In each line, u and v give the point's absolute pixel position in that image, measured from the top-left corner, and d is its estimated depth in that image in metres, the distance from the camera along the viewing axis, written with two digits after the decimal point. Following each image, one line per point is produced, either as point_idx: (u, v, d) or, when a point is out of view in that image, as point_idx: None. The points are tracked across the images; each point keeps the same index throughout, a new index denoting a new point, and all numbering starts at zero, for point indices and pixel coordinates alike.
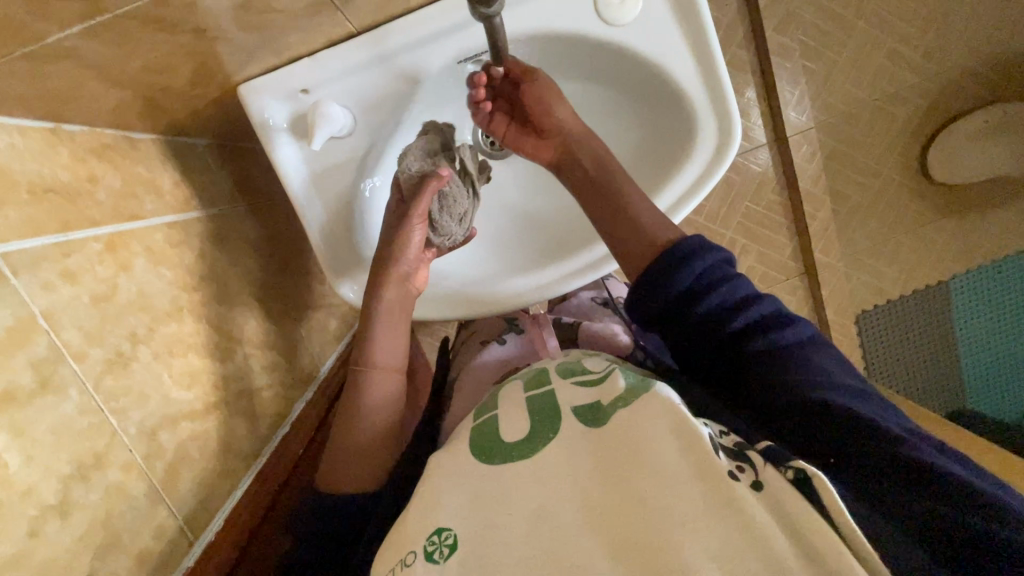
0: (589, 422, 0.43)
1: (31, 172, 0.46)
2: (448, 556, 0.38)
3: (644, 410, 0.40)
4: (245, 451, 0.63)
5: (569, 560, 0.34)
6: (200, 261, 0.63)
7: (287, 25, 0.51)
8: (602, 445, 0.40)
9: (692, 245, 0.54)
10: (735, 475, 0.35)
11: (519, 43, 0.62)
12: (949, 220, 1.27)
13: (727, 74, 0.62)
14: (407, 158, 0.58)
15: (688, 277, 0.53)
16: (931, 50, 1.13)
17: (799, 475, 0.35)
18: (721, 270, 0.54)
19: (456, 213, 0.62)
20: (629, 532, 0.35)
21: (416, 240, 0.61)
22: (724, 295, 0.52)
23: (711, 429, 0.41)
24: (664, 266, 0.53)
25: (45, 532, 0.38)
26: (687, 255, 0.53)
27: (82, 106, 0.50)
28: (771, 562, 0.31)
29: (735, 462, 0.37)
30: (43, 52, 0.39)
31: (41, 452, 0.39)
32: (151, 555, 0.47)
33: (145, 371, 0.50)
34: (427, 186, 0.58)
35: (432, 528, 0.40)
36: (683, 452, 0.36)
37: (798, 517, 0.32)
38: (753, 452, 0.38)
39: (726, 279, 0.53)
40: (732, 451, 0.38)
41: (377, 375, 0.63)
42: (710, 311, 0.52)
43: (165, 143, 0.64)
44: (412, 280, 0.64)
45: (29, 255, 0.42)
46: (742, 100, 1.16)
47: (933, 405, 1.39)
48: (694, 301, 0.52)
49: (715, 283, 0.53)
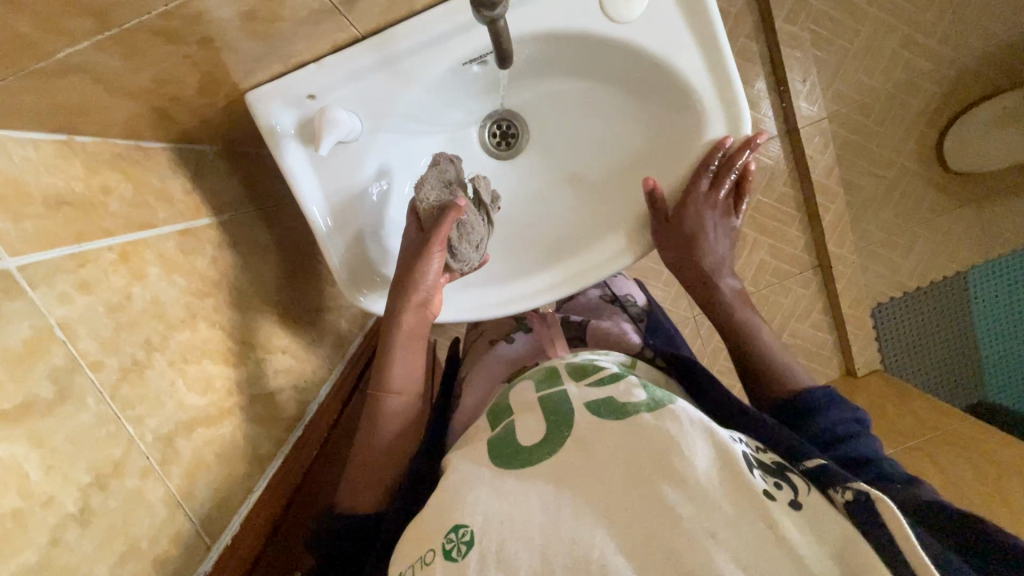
0: (604, 417, 0.42)
1: (45, 184, 0.47)
2: (466, 553, 0.38)
3: (670, 419, 0.40)
4: (261, 454, 0.64)
5: (586, 554, 0.35)
6: (212, 267, 0.64)
7: (292, 32, 0.51)
8: (624, 447, 0.39)
9: (825, 395, 0.60)
10: (771, 494, 0.36)
11: (522, 44, 0.62)
12: (968, 210, 1.24)
13: (736, 70, 0.61)
14: (424, 188, 0.60)
15: (824, 424, 0.57)
16: (945, 37, 1.11)
17: (859, 495, 0.38)
18: (850, 424, 0.57)
19: (473, 240, 0.63)
20: (656, 540, 0.35)
21: (435, 267, 0.61)
22: (855, 445, 0.55)
23: (749, 446, 0.42)
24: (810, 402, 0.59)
25: (66, 540, 0.39)
26: (823, 403, 0.59)
27: (92, 118, 0.50)
28: (797, 562, 0.33)
29: (775, 479, 0.38)
30: (52, 68, 0.40)
31: (60, 463, 0.39)
32: (169, 560, 0.48)
33: (161, 378, 0.51)
34: (447, 215, 0.59)
35: (450, 524, 0.40)
36: (714, 467, 0.37)
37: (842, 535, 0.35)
38: (792, 473, 0.40)
39: (854, 432, 0.56)
40: (771, 467, 0.40)
41: (392, 401, 0.64)
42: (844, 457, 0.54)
43: (174, 151, 0.65)
44: (429, 306, 0.63)
45: (44, 266, 0.43)
46: (753, 92, 1.15)
47: (957, 400, 1.34)
48: (831, 444, 0.56)
49: (847, 434, 0.56)
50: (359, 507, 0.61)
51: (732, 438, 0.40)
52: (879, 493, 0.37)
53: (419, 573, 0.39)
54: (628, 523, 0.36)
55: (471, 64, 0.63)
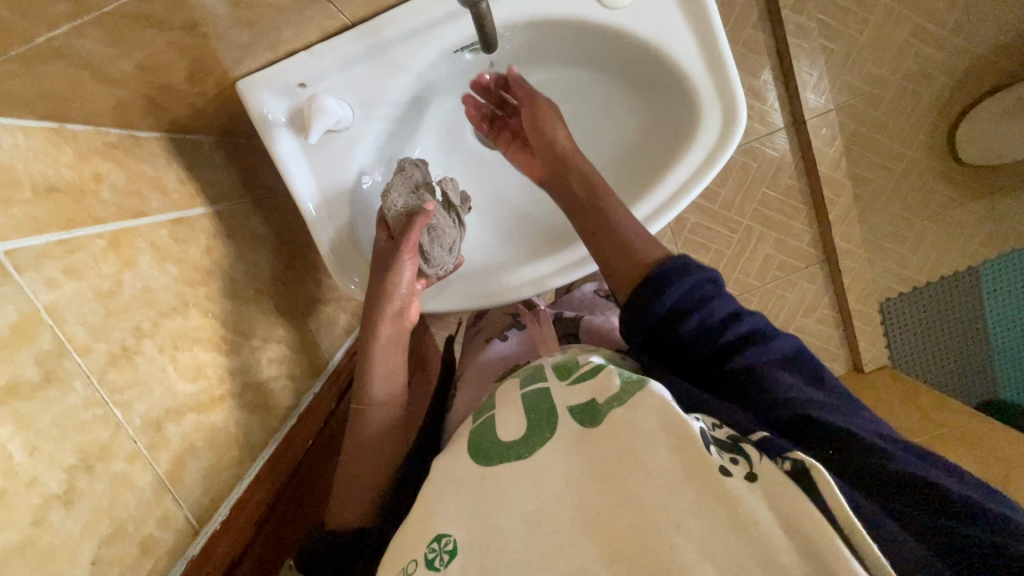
0: (585, 424, 0.41)
1: (35, 171, 0.47)
2: (448, 563, 0.36)
3: (641, 410, 0.38)
4: (253, 442, 0.65)
5: (567, 566, 0.33)
6: (206, 256, 0.64)
7: (278, 20, 0.51)
8: (596, 448, 0.38)
9: (677, 263, 0.51)
10: (727, 470, 0.33)
11: (512, 30, 0.61)
12: (980, 203, 1.22)
13: (732, 57, 0.60)
14: (391, 195, 0.61)
15: (674, 301, 0.50)
16: (958, 25, 1.09)
17: (797, 466, 0.33)
18: (704, 287, 0.51)
19: (445, 242, 0.64)
20: (624, 542, 0.33)
21: (408, 274, 0.61)
22: (707, 312, 0.50)
23: (703, 422, 0.38)
24: (649, 285, 0.50)
25: (50, 520, 0.39)
26: (672, 273, 0.51)
27: (82, 106, 0.51)
28: (765, 562, 0.29)
29: (730, 454, 0.35)
30: (35, 53, 0.40)
31: (45, 444, 0.40)
32: (157, 543, 0.48)
33: (150, 364, 0.51)
34: (416, 220, 0.59)
35: (433, 534, 0.38)
36: (674, 453, 0.35)
37: (798, 509, 0.30)
38: (748, 443, 0.36)
39: (707, 298, 0.50)
40: (726, 442, 0.36)
41: (374, 414, 0.61)
42: (694, 331, 0.49)
43: (169, 141, 0.65)
44: (405, 314, 0.64)
45: (33, 252, 0.43)
46: (757, 82, 1.13)
47: (966, 397, 1.33)
48: (680, 320, 0.49)
49: (699, 301, 0.50)
50: (343, 526, 0.58)
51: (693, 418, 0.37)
52: (815, 462, 0.32)
53: None
54: (603, 529, 0.34)
55: (464, 52, 0.62)
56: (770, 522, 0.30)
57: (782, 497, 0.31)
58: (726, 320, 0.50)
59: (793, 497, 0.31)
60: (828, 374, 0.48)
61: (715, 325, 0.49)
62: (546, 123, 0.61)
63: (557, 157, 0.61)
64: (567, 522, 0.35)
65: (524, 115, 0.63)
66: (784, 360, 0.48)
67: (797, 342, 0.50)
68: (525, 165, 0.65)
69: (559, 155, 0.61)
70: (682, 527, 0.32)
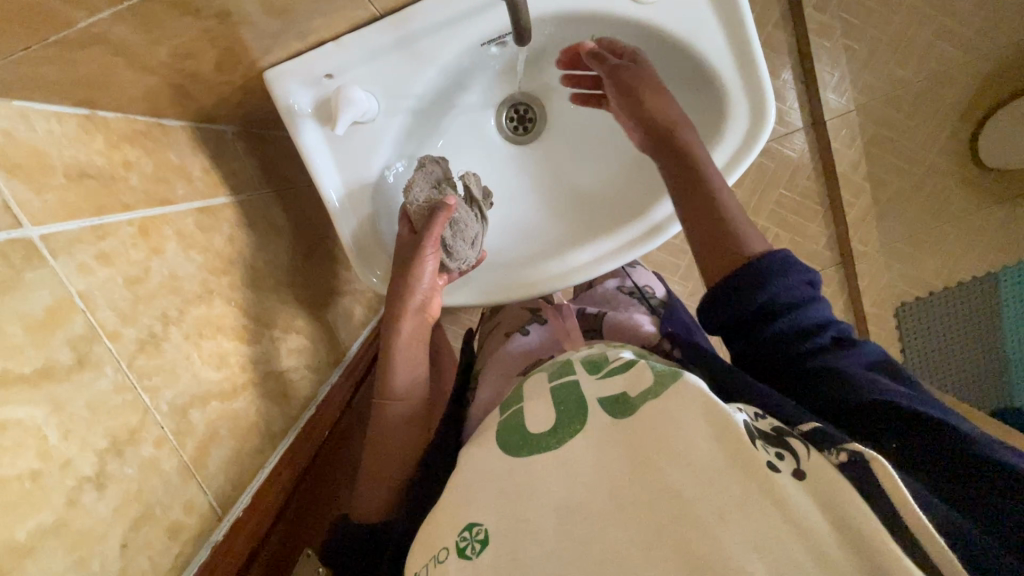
0: (615, 416, 0.40)
1: (67, 157, 0.48)
2: (480, 552, 0.37)
3: (674, 402, 0.37)
4: (273, 431, 0.65)
5: (604, 555, 0.33)
6: (229, 245, 0.65)
7: (310, 9, 0.51)
8: (628, 442, 0.38)
9: (778, 258, 0.51)
10: (775, 467, 0.32)
11: (539, 24, 0.61)
12: (1001, 208, 1.20)
13: (761, 53, 0.59)
14: (413, 190, 0.60)
15: (770, 295, 0.50)
16: (985, 26, 1.06)
17: (854, 458, 0.32)
18: (802, 290, 0.51)
19: (468, 236, 0.63)
20: (656, 535, 0.33)
21: (431, 268, 0.60)
22: (801, 314, 0.50)
23: (744, 413, 0.38)
24: (745, 277, 0.51)
25: (83, 503, 0.40)
26: (772, 269, 0.51)
27: (114, 93, 0.51)
28: (819, 558, 0.29)
29: (775, 449, 0.34)
30: (74, 37, 0.40)
31: (78, 427, 0.40)
32: (182, 528, 0.49)
33: (176, 351, 0.52)
34: (437, 215, 0.58)
35: (463, 524, 0.39)
36: (719, 444, 0.34)
37: (849, 509, 0.30)
38: (794, 438, 0.36)
39: (804, 299, 0.51)
40: (768, 435, 0.36)
41: (397, 408, 0.62)
42: (787, 329, 0.50)
43: (195, 129, 0.66)
44: (427, 310, 0.63)
45: (66, 237, 0.44)
46: (777, 82, 1.11)
47: (976, 403, 1.31)
48: (772, 319, 0.50)
49: (793, 303, 0.51)
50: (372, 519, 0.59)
51: (734, 410, 0.37)
52: (875, 454, 0.32)
53: (432, 572, 0.38)
54: (635, 524, 0.34)
55: (490, 45, 0.62)
56: (817, 518, 0.30)
57: (836, 496, 0.31)
58: (815, 327, 0.50)
59: (844, 494, 0.31)
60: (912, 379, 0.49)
61: (807, 327, 0.50)
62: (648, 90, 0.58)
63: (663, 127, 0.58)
64: (600, 512, 0.35)
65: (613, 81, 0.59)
66: (870, 363, 0.49)
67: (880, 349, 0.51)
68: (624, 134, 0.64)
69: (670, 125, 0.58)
70: (722, 521, 0.31)
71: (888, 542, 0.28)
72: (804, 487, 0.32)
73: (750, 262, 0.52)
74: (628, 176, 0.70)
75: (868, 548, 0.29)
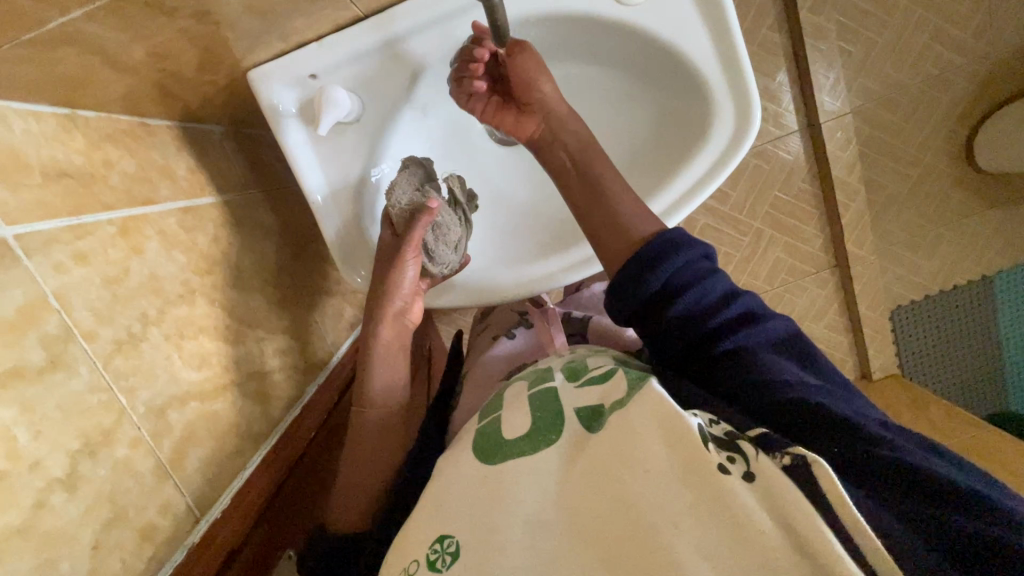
0: (590, 427, 0.41)
1: (45, 157, 0.47)
2: (450, 564, 0.36)
3: (636, 408, 0.37)
4: (256, 431, 0.65)
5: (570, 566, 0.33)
6: (213, 245, 0.64)
7: (291, 10, 0.51)
8: (594, 449, 0.38)
9: (671, 239, 0.51)
10: (725, 468, 0.32)
11: (524, 26, 0.61)
12: (996, 211, 1.19)
13: (746, 55, 0.59)
14: (395, 192, 0.59)
15: (662, 276, 0.50)
16: (980, 29, 1.06)
17: (797, 460, 0.32)
18: (699, 266, 0.50)
19: (450, 241, 0.62)
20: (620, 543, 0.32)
21: (411, 273, 0.60)
22: (700, 293, 0.49)
23: (700, 419, 0.38)
24: (640, 261, 0.50)
25: (52, 504, 0.39)
26: (664, 251, 0.50)
27: (93, 92, 0.51)
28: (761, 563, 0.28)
29: (726, 453, 0.34)
30: (47, 37, 0.40)
31: (50, 428, 0.40)
32: (157, 530, 0.49)
33: (155, 352, 0.51)
34: (419, 220, 0.58)
35: (434, 536, 0.39)
36: (668, 450, 0.34)
37: (793, 513, 0.29)
38: (745, 441, 0.35)
39: (701, 278, 0.50)
40: (723, 441, 0.35)
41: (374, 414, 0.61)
42: (684, 312, 0.49)
43: (180, 129, 0.66)
44: (407, 314, 0.63)
45: (41, 237, 0.44)
46: (772, 85, 1.11)
47: (972, 406, 1.31)
48: (668, 302, 0.49)
49: (690, 282, 0.50)
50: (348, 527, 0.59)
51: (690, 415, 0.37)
52: (816, 457, 0.31)
53: None
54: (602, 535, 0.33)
55: None
56: (762, 518, 0.30)
57: (780, 495, 0.30)
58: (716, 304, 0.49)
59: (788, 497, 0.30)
60: (819, 355, 0.48)
61: (708, 306, 0.49)
62: (535, 81, 0.57)
63: (546, 120, 0.59)
64: (570, 522, 0.35)
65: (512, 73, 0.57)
66: (774, 342, 0.48)
67: (790, 323, 0.50)
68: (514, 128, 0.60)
69: (554, 118, 0.58)
70: (679, 527, 0.31)
71: (828, 539, 0.28)
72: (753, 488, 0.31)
73: (639, 247, 0.52)
74: None
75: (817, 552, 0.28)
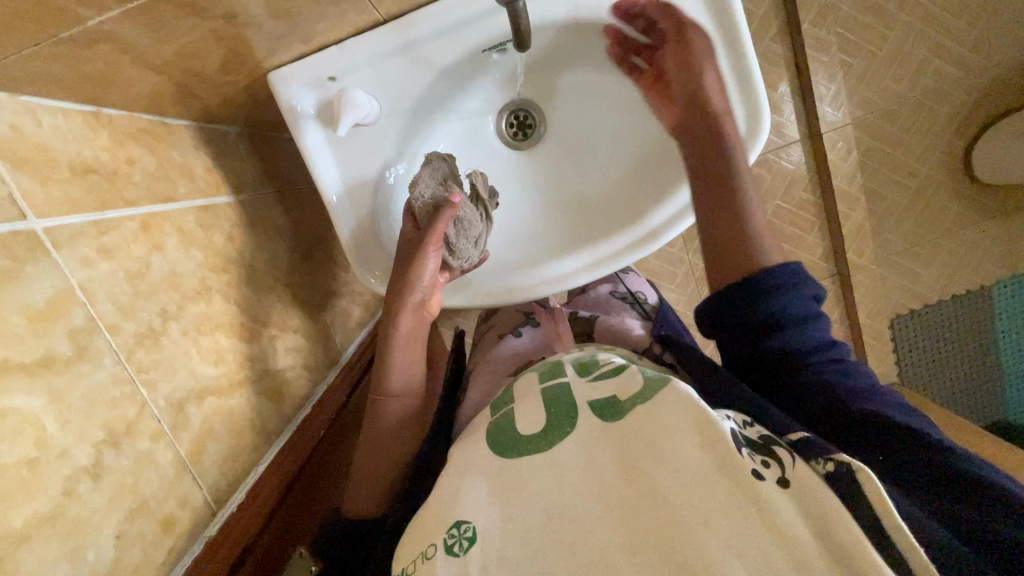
0: (605, 418, 0.41)
1: (72, 153, 0.48)
2: (467, 550, 0.37)
3: (663, 405, 0.38)
4: (269, 429, 0.65)
5: (587, 554, 0.34)
6: (229, 243, 0.65)
7: (315, 13, 0.52)
8: (618, 444, 0.38)
9: (790, 273, 0.52)
10: (760, 474, 0.33)
11: (542, 30, 0.62)
12: (994, 222, 1.21)
13: (756, 60, 0.59)
14: (419, 186, 0.61)
15: (776, 306, 0.50)
16: (977, 45, 1.08)
17: (842, 468, 0.33)
18: (807, 304, 0.52)
19: (471, 235, 0.64)
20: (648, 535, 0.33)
21: (432, 266, 0.61)
22: (804, 330, 0.51)
23: (734, 421, 0.39)
24: (756, 287, 0.51)
25: (78, 493, 0.40)
26: (783, 283, 0.51)
27: (120, 90, 0.52)
28: (797, 563, 0.29)
29: (761, 458, 0.35)
30: (84, 35, 0.41)
31: (76, 417, 0.41)
32: (177, 522, 0.49)
33: (175, 346, 0.52)
34: (442, 213, 0.59)
35: (451, 520, 0.38)
36: (705, 449, 0.35)
37: (830, 515, 0.31)
38: (778, 445, 0.37)
39: (808, 316, 0.51)
40: (757, 444, 0.37)
41: (393, 405, 0.62)
42: (786, 345, 0.50)
43: (198, 129, 0.66)
44: (427, 307, 0.64)
45: (69, 230, 0.44)
46: (775, 95, 1.12)
47: (971, 416, 1.32)
48: (773, 332, 0.50)
49: (798, 317, 0.51)
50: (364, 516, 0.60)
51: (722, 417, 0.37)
52: (861, 465, 0.33)
53: (420, 569, 0.37)
54: (626, 522, 0.34)
55: (491, 52, 0.63)
56: (786, 513, 0.31)
57: (823, 502, 0.31)
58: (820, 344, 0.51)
59: (829, 505, 0.31)
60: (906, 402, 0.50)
61: (811, 347, 0.51)
62: (702, 71, 0.58)
63: (692, 118, 0.59)
64: (588, 511, 0.36)
65: (667, 56, 0.60)
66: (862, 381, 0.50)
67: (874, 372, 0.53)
68: (661, 109, 0.64)
69: (699, 116, 0.59)
70: (702, 521, 0.32)
71: (863, 542, 0.29)
72: (789, 495, 0.32)
73: (759, 271, 0.52)
74: (620, 181, 0.71)
75: (857, 554, 0.29)
